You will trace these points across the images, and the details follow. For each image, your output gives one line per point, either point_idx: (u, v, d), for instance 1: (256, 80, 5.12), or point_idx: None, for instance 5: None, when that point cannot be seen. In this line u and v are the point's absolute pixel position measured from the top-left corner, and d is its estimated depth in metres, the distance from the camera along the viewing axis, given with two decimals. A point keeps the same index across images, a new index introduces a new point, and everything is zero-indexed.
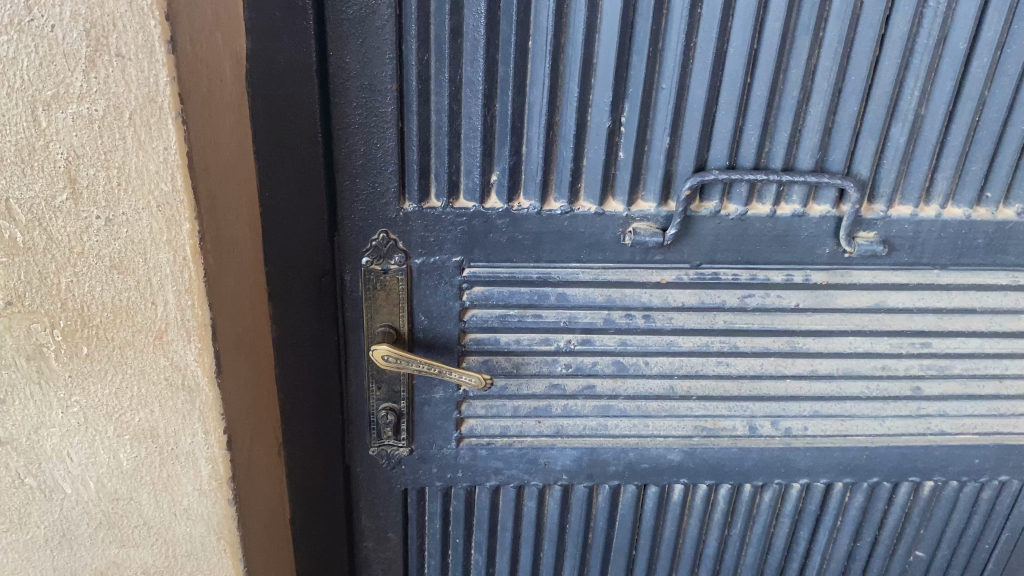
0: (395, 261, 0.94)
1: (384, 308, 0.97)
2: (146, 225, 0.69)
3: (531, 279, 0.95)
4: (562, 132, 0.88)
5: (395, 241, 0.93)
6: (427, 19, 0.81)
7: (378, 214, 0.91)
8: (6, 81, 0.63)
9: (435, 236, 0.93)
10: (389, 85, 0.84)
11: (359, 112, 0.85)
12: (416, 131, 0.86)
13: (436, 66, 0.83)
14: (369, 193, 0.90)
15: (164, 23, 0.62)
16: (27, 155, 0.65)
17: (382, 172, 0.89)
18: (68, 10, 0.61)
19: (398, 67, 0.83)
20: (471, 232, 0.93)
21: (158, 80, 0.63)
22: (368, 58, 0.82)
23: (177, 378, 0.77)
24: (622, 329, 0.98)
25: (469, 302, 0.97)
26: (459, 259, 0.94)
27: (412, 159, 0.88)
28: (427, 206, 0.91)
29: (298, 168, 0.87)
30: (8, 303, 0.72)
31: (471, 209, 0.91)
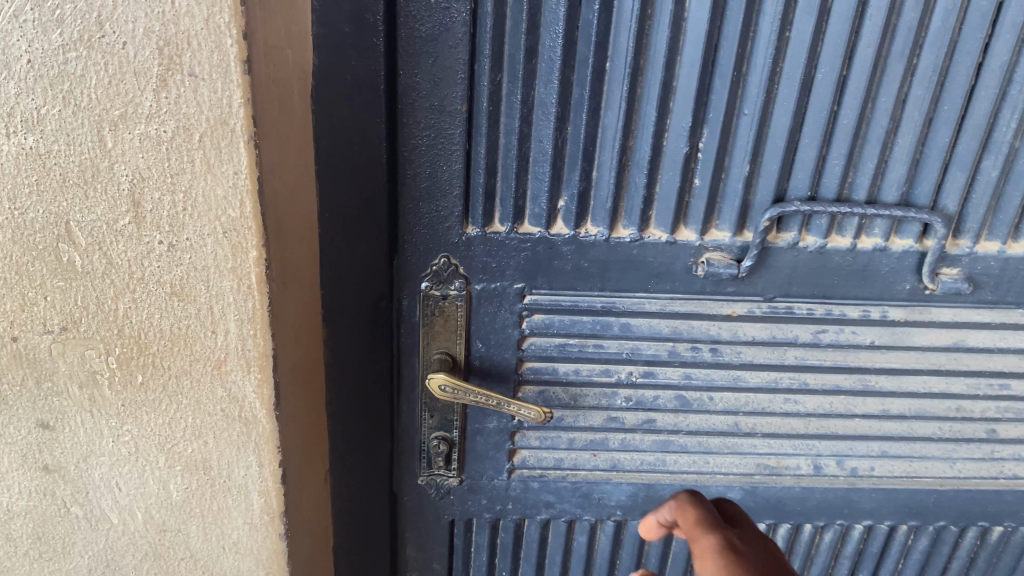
0: (455, 286, 0.90)
1: (442, 334, 0.92)
2: (211, 252, 0.66)
3: (594, 310, 0.91)
4: (636, 157, 0.83)
5: (456, 266, 0.89)
6: (502, 38, 0.77)
7: (440, 238, 0.87)
8: (74, 99, 0.59)
9: (498, 263, 0.89)
10: (459, 106, 0.80)
11: (427, 133, 0.81)
12: (484, 154, 0.82)
13: (509, 86, 0.79)
14: (431, 217, 0.86)
15: (242, 42, 0.58)
16: (91, 176, 0.62)
17: (447, 195, 0.85)
18: (141, 27, 0.57)
19: (469, 87, 0.79)
20: (534, 259, 0.88)
21: (232, 103, 0.60)
22: (439, 78, 0.79)
23: (233, 410, 0.74)
24: (687, 363, 0.94)
25: (528, 330, 0.92)
26: (521, 286, 0.90)
27: (478, 182, 0.84)
28: (491, 231, 0.87)
29: (361, 189, 0.83)
30: (63, 329, 0.69)
31: (537, 235, 0.87)
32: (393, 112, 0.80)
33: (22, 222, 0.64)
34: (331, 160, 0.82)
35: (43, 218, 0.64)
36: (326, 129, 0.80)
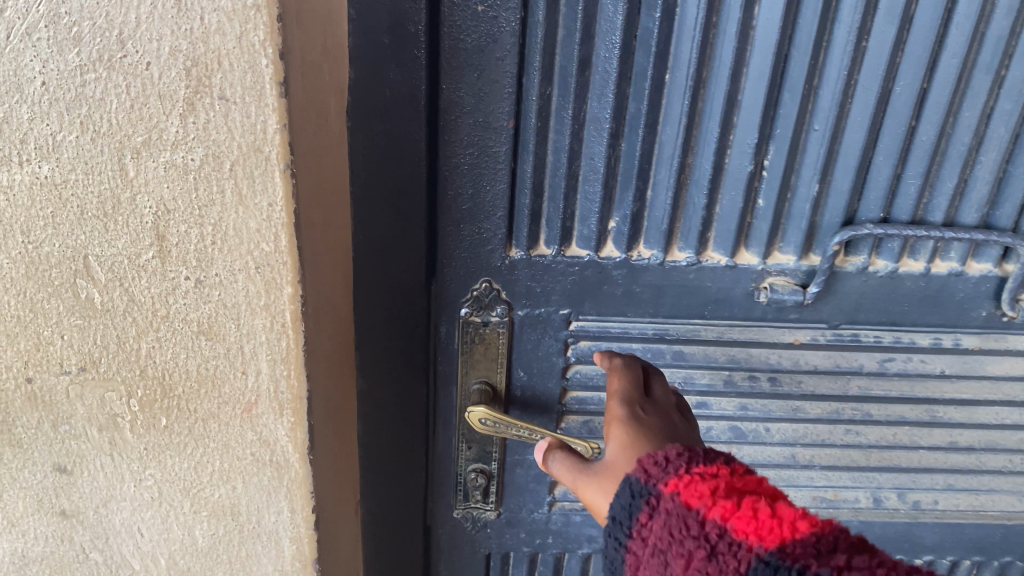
0: (497, 312, 0.84)
1: (481, 363, 0.86)
2: (242, 289, 0.60)
3: (646, 338, 0.84)
4: (695, 176, 0.76)
5: (499, 291, 0.83)
6: (552, 50, 0.71)
7: (482, 261, 0.81)
8: (92, 125, 0.54)
9: (543, 287, 0.82)
10: (505, 122, 0.74)
11: (471, 151, 0.75)
12: (530, 174, 0.76)
13: (559, 100, 0.73)
14: (472, 239, 0.80)
15: (278, 62, 0.52)
16: (111, 208, 0.57)
17: (490, 217, 0.79)
18: (167, 45, 0.51)
19: (516, 102, 0.73)
20: (582, 283, 0.82)
21: (266, 128, 0.54)
22: (484, 92, 0.72)
23: (264, 454, 0.68)
24: (744, 393, 0.88)
25: (573, 358, 0.86)
26: (566, 312, 0.83)
27: (524, 203, 0.78)
28: (537, 254, 0.81)
29: (398, 211, 0.77)
30: (81, 369, 0.63)
31: (585, 258, 0.80)
32: (434, 129, 0.74)
33: (36, 256, 0.58)
34: (366, 179, 0.76)
35: (59, 252, 0.58)
36: (362, 146, 0.74)
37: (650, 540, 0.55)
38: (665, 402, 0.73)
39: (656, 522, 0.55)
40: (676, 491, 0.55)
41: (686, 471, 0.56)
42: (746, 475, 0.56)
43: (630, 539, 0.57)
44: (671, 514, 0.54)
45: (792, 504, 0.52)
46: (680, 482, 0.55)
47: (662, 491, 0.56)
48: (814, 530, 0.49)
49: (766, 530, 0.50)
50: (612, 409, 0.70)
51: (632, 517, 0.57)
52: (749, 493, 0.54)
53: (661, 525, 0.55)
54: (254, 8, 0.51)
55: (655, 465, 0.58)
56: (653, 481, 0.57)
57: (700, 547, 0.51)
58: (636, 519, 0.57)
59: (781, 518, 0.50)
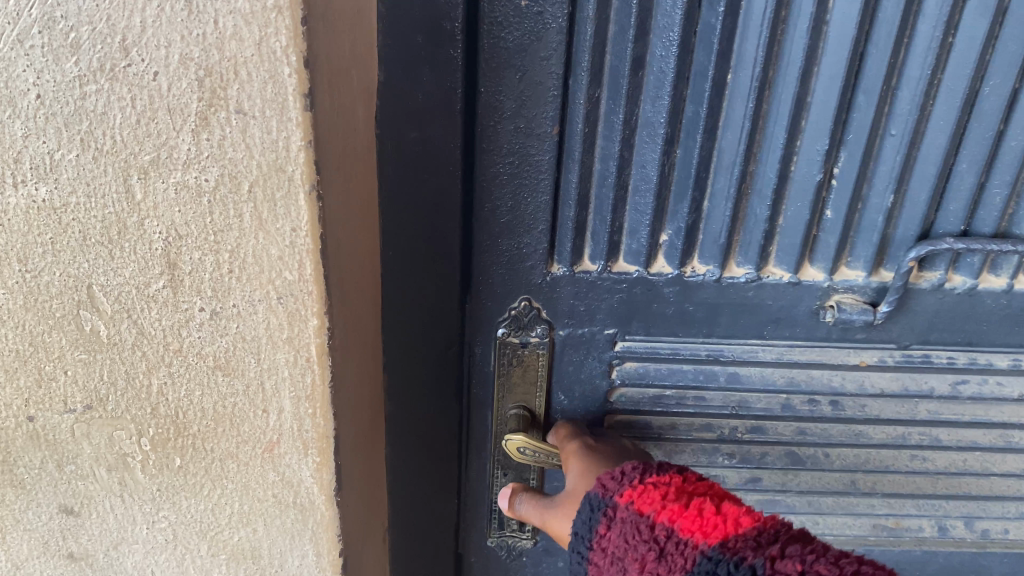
0: (537, 333, 0.78)
1: (519, 386, 0.80)
2: (263, 321, 0.54)
3: (697, 360, 0.78)
4: (757, 185, 0.69)
5: (539, 310, 0.77)
6: (602, 48, 0.64)
7: (520, 278, 0.75)
8: (93, 142, 0.48)
9: (587, 305, 0.76)
10: (550, 128, 0.67)
11: (511, 160, 0.69)
12: (575, 184, 0.69)
13: (609, 104, 0.66)
14: (509, 254, 0.74)
15: (302, 71, 0.46)
16: (117, 234, 0.51)
17: (531, 231, 0.72)
18: (176, 53, 0.45)
19: (561, 106, 0.66)
20: (630, 301, 0.75)
21: (289, 145, 0.48)
22: (527, 96, 0.66)
23: (287, 496, 0.62)
24: (802, 417, 0.81)
25: (618, 380, 0.79)
26: (612, 331, 0.77)
27: (567, 216, 0.71)
28: (581, 270, 0.74)
29: (431, 225, 0.71)
30: (87, 407, 0.58)
31: (635, 274, 0.74)
32: (469, 136, 0.68)
33: (35, 286, 0.53)
34: (396, 190, 0.69)
35: (59, 282, 0.53)
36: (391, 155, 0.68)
37: (609, 549, 0.58)
38: (613, 438, 0.78)
39: (613, 532, 0.59)
40: (632, 502, 0.59)
41: (640, 482, 0.60)
42: (697, 488, 0.60)
43: (591, 551, 0.60)
44: (625, 525, 0.58)
45: (737, 504, 0.56)
46: (635, 491, 0.60)
47: (618, 501, 0.60)
48: (756, 525, 0.52)
49: (710, 527, 0.53)
50: (567, 446, 0.74)
51: (593, 531, 0.61)
52: (698, 496, 0.58)
53: (619, 534, 0.58)
54: (275, 9, 0.44)
55: (612, 480, 0.62)
56: (610, 494, 0.61)
57: (649, 550, 0.55)
58: (596, 531, 0.61)
59: (725, 517, 0.54)
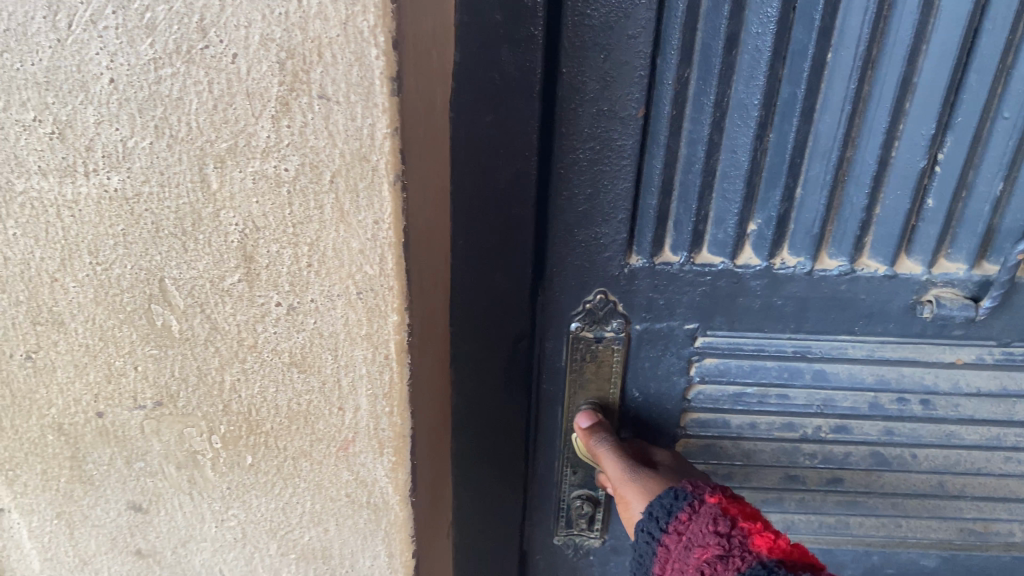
0: (612, 328, 0.74)
1: (592, 383, 0.77)
2: (341, 316, 0.52)
3: (779, 356, 0.74)
4: (856, 173, 0.64)
5: (615, 304, 0.73)
6: (693, 25, 0.59)
7: (596, 270, 0.71)
8: (169, 129, 0.45)
9: (666, 299, 0.72)
10: (634, 111, 0.63)
11: (591, 145, 0.65)
12: (659, 170, 0.65)
13: (698, 86, 0.62)
14: (585, 245, 0.70)
15: (390, 52, 0.43)
16: (191, 225, 0.48)
17: (609, 221, 0.68)
18: (257, 33, 0.42)
19: (647, 88, 0.62)
20: (713, 294, 0.72)
21: (374, 133, 0.45)
22: (611, 77, 0.62)
23: (361, 495, 0.60)
24: (892, 417, 0.77)
25: (697, 378, 0.75)
26: (692, 327, 0.74)
27: (648, 204, 0.67)
28: (661, 262, 0.70)
29: (503, 210, 0.68)
30: (157, 404, 0.56)
31: (720, 266, 0.70)
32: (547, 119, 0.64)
33: (107, 279, 0.51)
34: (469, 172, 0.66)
35: (131, 275, 0.50)
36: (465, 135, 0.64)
37: (684, 533, 0.55)
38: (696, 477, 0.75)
39: (693, 521, 0.55)
40: (721, 502, 0.56)
41: (732, 496, 0.57)
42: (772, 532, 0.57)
43: (662, 532, 0.57)
44: (710, 516, 0.55)
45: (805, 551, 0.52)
46: (727, 499, 0.57)
47: (705, 498, 0.57)
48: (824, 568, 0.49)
49: (783, 549, 0.50)
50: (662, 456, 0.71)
51: (672, 514, 0.57)
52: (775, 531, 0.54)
53: (698, 524, 0.55)
54: None
55: (707, 485, 0.59)
56: (701, 492, 0.58)
57: (724, 544, 0.51)
58: (674, 516, 0.57)
59: (799, 550, 0.50)
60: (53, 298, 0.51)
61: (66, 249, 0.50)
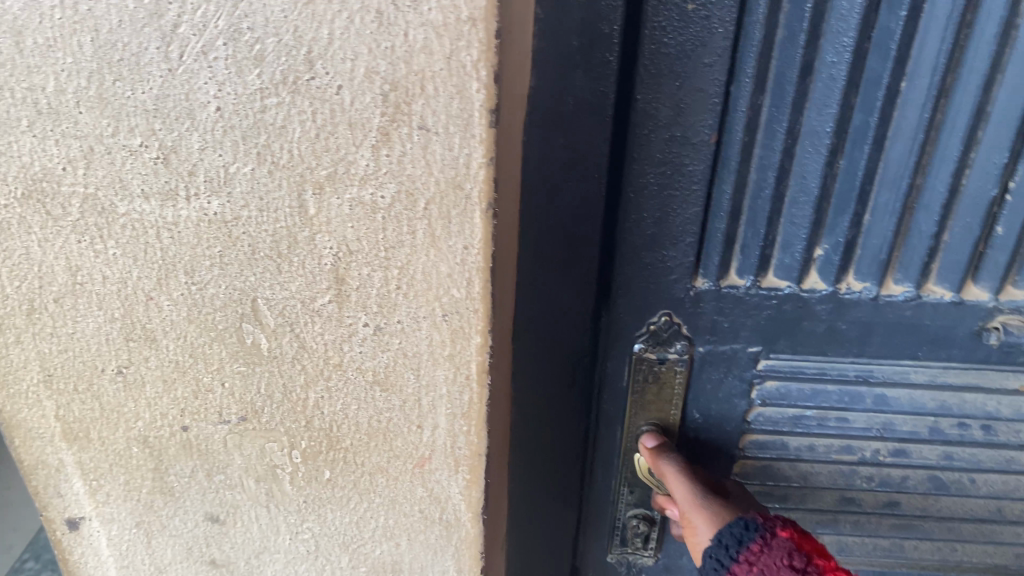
0: (676, 349, 0.75)
1: (653, 404, 0.78)
2: (426, 337, 0.53)
3: (841, 381, 0.74)
4: (924, 200, 0.64)
5: (679, 325, 0.74)
6: (768, 53, 0.60)
7: (662, 291, 0.72)
8: (270, 156, 0.46)
9: (730, 321, 0.73)
10: (707, 136, 0.63)
11: (663, 170, 0.66)
12: (729, 196, 0.66)
13: (771, 113, 0.62)
14: (652, 268, 0.71)
15: (491, 85, 0.44)
16: (286, 248, 0.50)
17: (678, 243, 0.69)
18: (362, 66, 0.43)
19: (721, 114, 0.63)
20: (778, 318, 0.72)
21: (470, 162, 0.46)
22: (686, 103, 0.63)
23: (434, 512, 0.61)
24: (951, 442, 0.77)
25: (759, 400, 0.76)
26: (756, 349, 0.74)
27: (717, 227, 0.68)
28: (727, 285, 0.71)
29: (571, 233, 0.67)
30: (242, 419, 0.57)
31: (785, 290, 0.70)
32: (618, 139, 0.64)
33: (201, 298, 0.52)
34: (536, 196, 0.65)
35: (225, 295, 0.52)
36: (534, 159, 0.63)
37: (758, 565, 0.55)
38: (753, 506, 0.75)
39: (766, 553, 0.56)
40: (794, 537, 0.57)
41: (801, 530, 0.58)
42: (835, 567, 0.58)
43: (731, 561, 0.57)
44: (788, 552, 0.55)
45: None
46: (797, 533, 0.57)
47: (777, 530, 0.57)
48: None
49: None
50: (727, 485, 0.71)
51: (742, 543, 0.58)
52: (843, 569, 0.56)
53: (772, 557, 0.55)
54: (470, 22, 0.42)
55: (774, 516, 0.60)
56: (770, 523, 0.58)
57: None
58: (745, 545, 0.57)
59: None
60: (147, 316, 0.53)
61: (164, 269, 0.51)
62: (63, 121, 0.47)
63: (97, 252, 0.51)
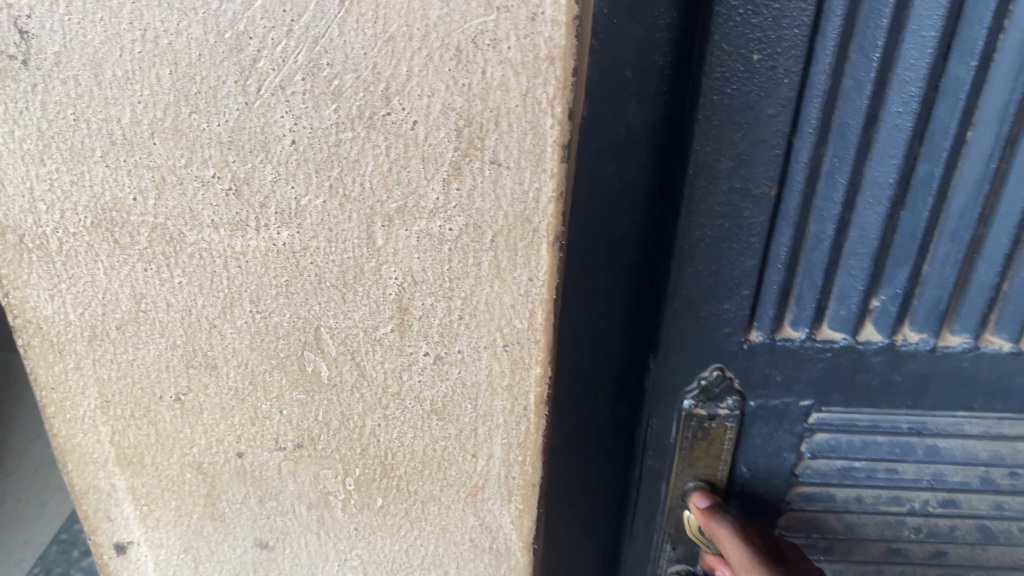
0: (727, 405, 0.65)
1: (699, 460, 0.67)
2: (485, 368, 0.53)
3: (894, 436, 0.65)
4: (986, 252, 0.57)
5: (732, 380, 0.64)
6: (833, 101, 0.53)
7: (712, 346, 0.62)
8: (341, 188, 0.47)
9: (783, 375, 0.63)
10: (768, 189, 0.56)
11: (720, 225, 0.57)
12: (786, 248, 0.58)
13: (832, 165, 0.55)
14: (696, 326, 0.62)
15: (565, 122, 0.44)
16: (352, 278, 0.50)
17: (732, 297, 0.60)
18: (439, 102, 0.44)
19: (784, 167, 0.55)
20: (834, 373, 0.62)
21: (539, 196, 0.46)
22: (748, 154, 0.54)
23: (484, 541, 0.61)
24: (1004, 492, 0.68)
25: (808, 454, 0.66)
26: (807, 405, 0.64)
27: (773, 280, 0.59)
28: (782, 338, 0.62)
29: (620, 270, 0.62)
30: (297, 446, 0.57)
31: (841, 342, 0.61)
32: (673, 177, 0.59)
33: (264, 326, 0.52)
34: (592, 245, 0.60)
35: (288, 323, 0.52)
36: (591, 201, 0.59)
37: None
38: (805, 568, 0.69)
39: None
40: None
41: None
42: None
43: None
44: None
45: None
46: None
47: None
48: None
49: None
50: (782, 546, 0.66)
51: None
52: None
53: None
54: (548, 60, 0.42)
55: None
56: None
57: None
58: None
59: None
60: (209, 343, 0.53)
61: (229, 297, 0.51)
62: (137, 152, 0.47)
63: (162, 280, 0.51)
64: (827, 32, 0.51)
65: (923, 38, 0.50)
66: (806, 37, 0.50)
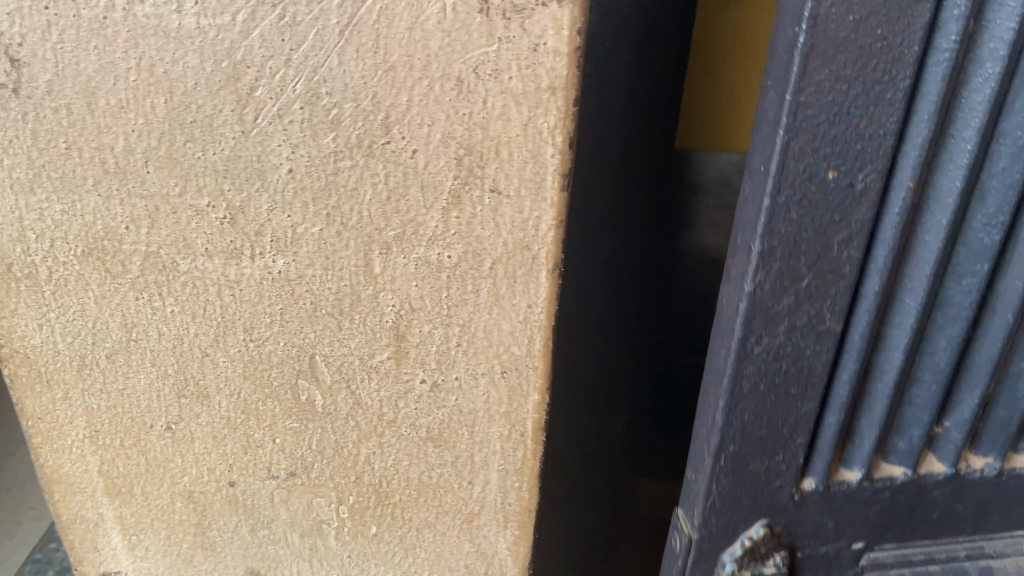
0: (773, 562, 0.51)
1: None
2: (483, 394, 0.53)
3: (949, 566, 0.52)
4: None
5: (780, 534, 0.50)
6: (914, 216, 0.40)
7: (757, 494, 0.49)
8: (339, 217, 0.46)
9: (834, 520, 0.50)
10: (835, 324, 0.43)
11: (775, 366, 0.44)
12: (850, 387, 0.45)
13: (908, 302, 0.42)
14: (733, 479, 0.49)
15: (566, 152, 0.44)
16: (349, 305, 0.49)
17: (787, 442, 0.47)
18: (439, 131, 0.44)
19: (854, 294, 0.42)
20: (891, 513, 0.50)
21: (539, 224, 0.46)
22: (819, 279, 0.41)
23: (479, 567, 0.60)
24: None
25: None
26: (859, 545, 0.51)
27: (832, 422, 0.47)
28: (836, 483, 0.49)
29: (608, 247, 0.61)
30: (290, 474, 0.56)
31: (901, 479, 0.49)
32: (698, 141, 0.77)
33: (257, 354, 0.52)
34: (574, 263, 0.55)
35: (282, 351, 0.51)
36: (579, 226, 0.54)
37: None
38: None
39: None
40: None
41: None
42: None
43: None
44: None
45: None
46: None
47: None
48: None
49: None
50: None
51: None
52: None
53: None
54: (549, 90, 0.42)
55: None
56: None
57: None
58: None
59: None
60: (201, 372, 0.53)
61: (222, 326, 0.51)
62: (130, 181, 0.46)
63: (154, 309, 0.50)
64: (911, 124, 0.37)
65: (1023, 131, 0.38)
66: (892, 129, 0.37)
